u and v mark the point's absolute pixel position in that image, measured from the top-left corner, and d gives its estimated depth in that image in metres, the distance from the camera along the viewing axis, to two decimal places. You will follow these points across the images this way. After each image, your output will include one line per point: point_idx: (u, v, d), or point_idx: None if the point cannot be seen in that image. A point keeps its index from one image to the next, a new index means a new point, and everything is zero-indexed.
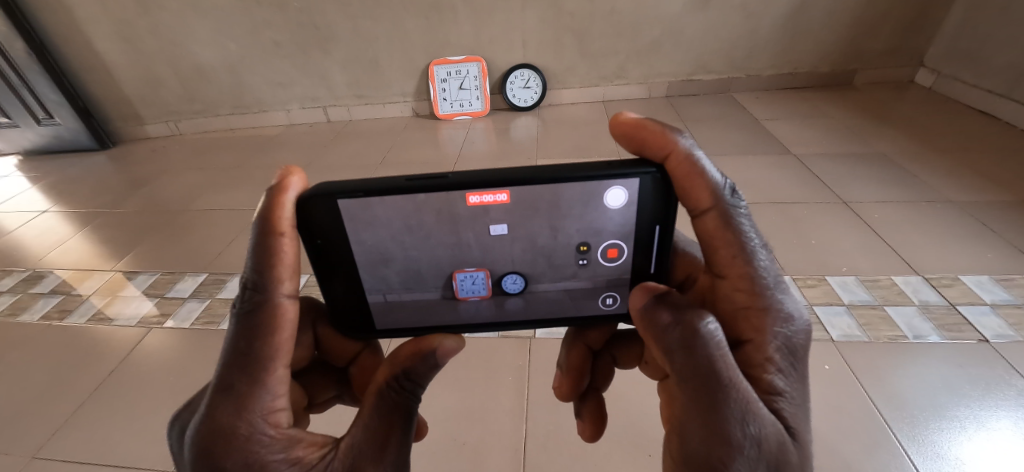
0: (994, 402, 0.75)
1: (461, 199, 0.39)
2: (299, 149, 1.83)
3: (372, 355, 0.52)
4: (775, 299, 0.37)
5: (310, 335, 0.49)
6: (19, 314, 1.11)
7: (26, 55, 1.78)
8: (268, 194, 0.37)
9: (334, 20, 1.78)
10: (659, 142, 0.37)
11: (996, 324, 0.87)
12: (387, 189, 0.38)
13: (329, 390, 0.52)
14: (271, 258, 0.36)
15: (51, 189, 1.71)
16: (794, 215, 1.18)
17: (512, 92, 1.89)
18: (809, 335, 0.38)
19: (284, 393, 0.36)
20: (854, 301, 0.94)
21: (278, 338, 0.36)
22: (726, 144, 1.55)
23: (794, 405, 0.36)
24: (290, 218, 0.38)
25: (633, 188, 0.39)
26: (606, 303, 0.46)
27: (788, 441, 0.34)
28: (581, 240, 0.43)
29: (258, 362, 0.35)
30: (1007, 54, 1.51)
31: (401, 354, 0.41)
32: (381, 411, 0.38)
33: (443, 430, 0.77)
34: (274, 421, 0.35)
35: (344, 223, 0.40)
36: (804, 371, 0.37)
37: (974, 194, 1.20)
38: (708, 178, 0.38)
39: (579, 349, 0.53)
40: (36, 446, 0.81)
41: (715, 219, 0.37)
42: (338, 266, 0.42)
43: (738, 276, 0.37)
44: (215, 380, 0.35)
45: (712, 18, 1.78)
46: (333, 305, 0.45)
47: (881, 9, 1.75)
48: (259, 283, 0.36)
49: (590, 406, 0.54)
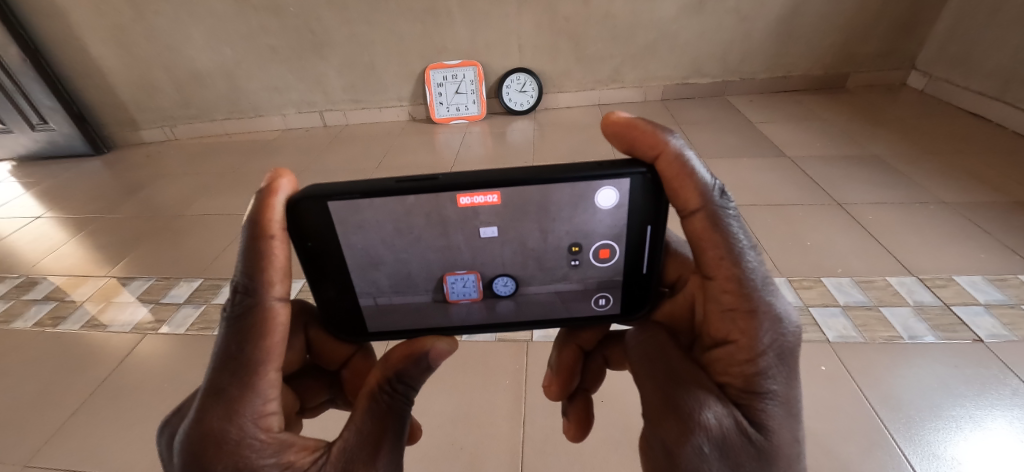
0: (989, 401, 0.76)
1: (450, 201, 0.40)
2: (296, 153, 1.83)
3: (364, 358, 0.51)
4: (763, 300, 0.37)
5: (302, 339, 0.49)
6: (11, 320, 1.10)
7: (20, 60, 1.77)
8: (257, 197, 0.37)
9: (331, 25, 1.79)
10: (650, 141, 0.38)
11: (990, 325, 0.88)
12: (377, 190, 0.38)
13: (321, 394, 0.52)
14: (259, 262, 0.36)
15: (46, 194, 1.70)
16: (789, 216, 1.19)
17: (508, 96, 1.90)
18: (799, 337, 0.38)
19: (275, 396, 0.36)
20: (849, 302, 0.94)
21: (267, 341, 0.36)
22: (721, 147, 1.56)
23: (777, 405, 0.36)
24: (280, 220, 0.37)
25: (624, 188, 0.40)
26: (599, 304, 0.46)
27: (759, 438, 0.35)
28: (572, 242, 0.43)
29: (248, 365, 0.35)
30: (997, 56, 1.53)
31: (394, 356, 0.41)
32: (373, 414, 0.38)
33: (441, 434, 0.77)
34: (265, 425, 0.35)
35: (334, 225, 0.40)
36: (793, 371, 0.37)
37: (966, 195, 1.22)
38: (698, 179, 0.37)
39: (571, 350, 0.54)
40: (28, 454, 0.80)
41: (703, 219, 0.37)
42: (328, 270, 0.42)
43: (726, 278, 0.37)
44: (205, 384, 0.35)
45: (706, 22, 1.79)
46: (325, 308, 0.44)
47: (873, 13, 1.77)
48: (249, 286, 0.36)
49: (578, 407, 0.54)
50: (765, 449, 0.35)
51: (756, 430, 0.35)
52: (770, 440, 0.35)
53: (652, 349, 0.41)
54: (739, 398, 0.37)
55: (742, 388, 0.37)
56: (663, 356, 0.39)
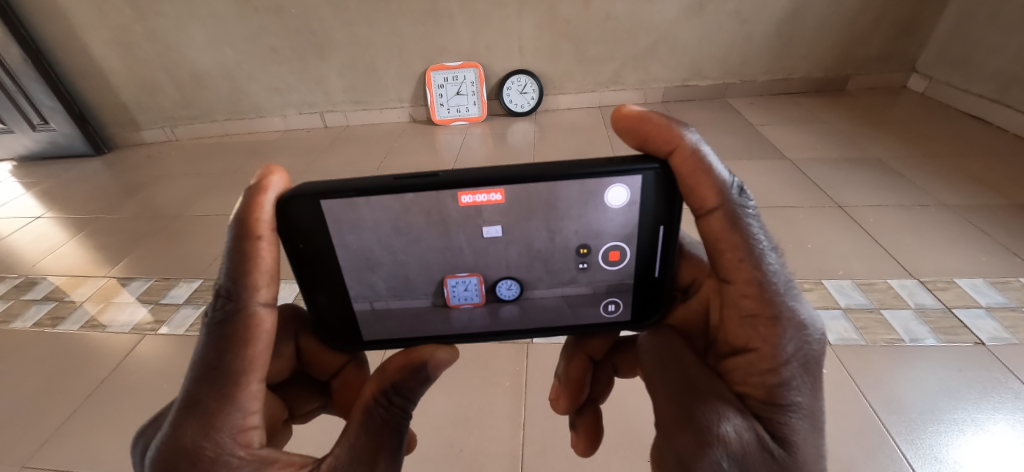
0: (990, 405, 0.75)
1: (450, 199, 0.39)
2: (296, 153, 1.82)
3: (356, 368, 0.51)
4: (786, 305, 0.36)
5: (291, 346, 0.47)
6: (11, 320, 1.09)
7: (21, 60, 1.77)
8: (246, 195, 0.36)
9: (332, 27, 1.79)
10: (666, 136, 0.37)
11: (992, 327, 0.87)
12: (373, 187, 0.38)
13: (311, 402, 0.51)
14: (247, 264, 0.35)
15: (46, 195, 1.69)
16: (791, 218, 1.19)
17: (509, 98, 1.90)
18: (824, 345, 0.37)
19: (256, 410, 0.35)
20: (850, 305, 0.94)
21: (251, 349, 0.35)
22: (722, 149, 1.55)
23: (800, 417, 0.35)
24: (269, 219, 0.37)
25: (636, 186, 0.39)
26: (609, 310, 0.45)
27: (780, 454, 0.34)
28: (581, 243, 0.42)
29: (228, 376, 0.34)
30: (997, 59, 1.52)
31: (392, 366, 0.41)
32: (368, 429, 0.38)
33: (441, 436, 0.76)
34: (245, 441, 0.34)
35: (328, 225, 0.40)
36: (819, 382, 0.37)
37: (968, 198, 1.21)
38: (716, 176, 0.37)
39: (580, 360, 0.52)
40: (27, 454, 0.80)
41: (720, 219, 0.37)
42: (324, 274, 0.42)
43: (746, 282, 0.36)
44: (182, 395, 0.34)
45: (708, 24, 1.79)
46: (317, 315, 0.44)
47: (873, 16, 1.77)
48: (233, 291, 0.35)
49: (586, 420, 0.53)
50: (786, 463, 0.34)
51: (779, 445, 0.34)
52: (791, 457, 0.34)
53: (666, 356, 0.40)
54: (759, 410, 0.36)
55: (763, 400, 0.36)
56: (679, 364, 0.39)
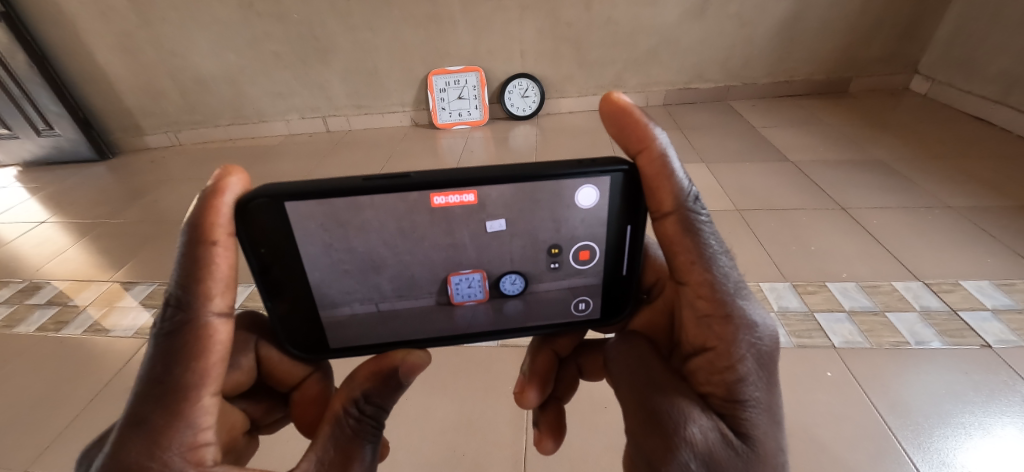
0: (998, 408, 0.74)
1: (426, 202, 0.39)
2: (298, 158, 1.83)
3: (318, 379, 0.49)
4: (737, 305, 0.36)
5: (253, 358, 0.45)
6: (14, 325, 1.09)
7: (27, 66, 1.78)
8: (201, 198, 0.35)
9: (334, 31, 1.79)
10: (632, 137, 0.37)
11: (998, 330, 0.86)
12: (347, 188, 0.37)
13: (274, 412, 0.50)
14: (199, 271, 0.34)
15: (50, 199, 1.70)
16: (794, 221, 1.18)
17: (510, 101, 1.90)
18: (776, 342, 0.36)
19: (210, 425, 0.34)
20: (853, 308, 0.92)
21: (204, 362, 0.33)
22: (724, 151, 1.55)
23: (759, 411, 0.35)
24: (226, 223, 0.35)
25: (604, 187, 0.39)
26: (579, 308, 0.46)
27: (741, 449, 0.33)
28: (553, 242, 0.42)
29: (176, 391, 0.32)
30: (1000, 60, 1.51)
31: (360, 375, 0.42)
32: (336, 441, 0.39)
33: (442, 441, 0.76)
34: (196, 459, 0.32)
35: (293, 228, 0.39)
36: (776, 377, 0.36)
37: (972, 199, 1.20)
38: (674, 182, 0.37)
39: (546, 355, 0.52)
40: (28, 459, 0.79)
41: (674, 223, 0.37)
42: (289, 279, 0.41)
43: (698, 283, 0.36)
44: (127, 411, 0.32)
45: (709, 26, 1.79)
46: (283, 322, 0.42)
47: (875, 18, 1.77)
48: (182, 300, 0.34)
49: (549, 416, 0.51)
50: (748, 459, 0.33)
51: (741, 441, 0.34)
52: (752, 451, 0.34)
53: (631, 362, 0.39)
54: (721, 408, 0.35)
55: (724, 398, 0.35)
56: (643, 368, 0.38)
